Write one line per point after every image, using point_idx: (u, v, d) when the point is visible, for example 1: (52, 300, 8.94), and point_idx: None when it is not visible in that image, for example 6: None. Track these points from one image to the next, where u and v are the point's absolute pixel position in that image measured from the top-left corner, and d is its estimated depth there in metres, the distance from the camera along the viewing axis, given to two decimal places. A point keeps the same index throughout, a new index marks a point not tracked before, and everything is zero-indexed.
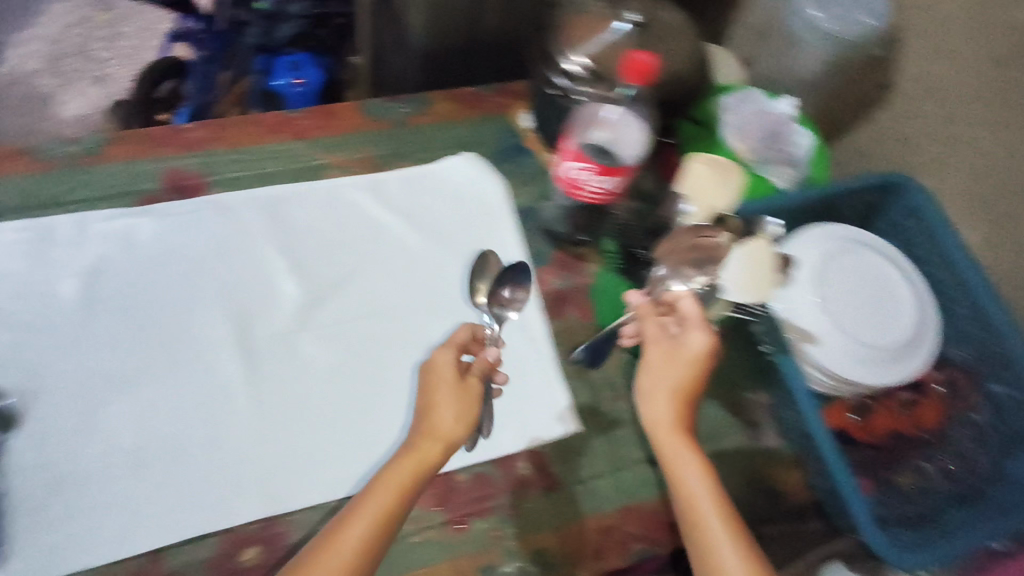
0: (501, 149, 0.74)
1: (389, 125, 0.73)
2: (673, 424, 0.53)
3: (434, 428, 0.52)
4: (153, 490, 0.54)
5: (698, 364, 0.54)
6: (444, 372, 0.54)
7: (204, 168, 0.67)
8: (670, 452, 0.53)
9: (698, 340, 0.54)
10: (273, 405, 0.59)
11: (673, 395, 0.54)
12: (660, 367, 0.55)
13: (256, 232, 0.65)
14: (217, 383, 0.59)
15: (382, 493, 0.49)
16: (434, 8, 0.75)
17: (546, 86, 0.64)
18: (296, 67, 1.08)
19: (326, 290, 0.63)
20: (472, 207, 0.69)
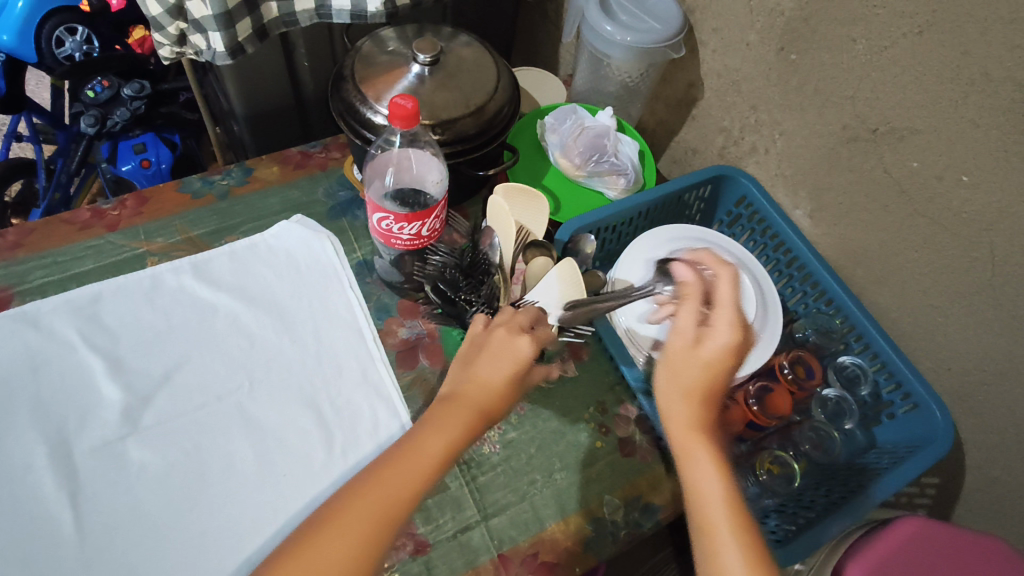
0: (336, 206, 0.73)
1: (210, 202, 0.71)
2: (691, 425, 0.48)
3: (470, 396, 0.48)
4: None
5: (722, 360, 0.49)
6: (511, 351, 0.49)
7: (11, 279, 0.63)
8: (689, 454, 0.47)
9: (723, 335, 0.49)
10: (100, 525, 0.52)
11: (694, 396, 0.48)
12: (675, 360, 0.50)
13: (72, 339, 0.60)
14: (34, 514, 0.52)
15: (407, 467, 0.44)
16: (245, 75, 0.74)
17: (355, 140, 0.62)
18: (142, 149, 1.03)
19: (154, 386, 0.59)
20: (308, 271, 0.68)
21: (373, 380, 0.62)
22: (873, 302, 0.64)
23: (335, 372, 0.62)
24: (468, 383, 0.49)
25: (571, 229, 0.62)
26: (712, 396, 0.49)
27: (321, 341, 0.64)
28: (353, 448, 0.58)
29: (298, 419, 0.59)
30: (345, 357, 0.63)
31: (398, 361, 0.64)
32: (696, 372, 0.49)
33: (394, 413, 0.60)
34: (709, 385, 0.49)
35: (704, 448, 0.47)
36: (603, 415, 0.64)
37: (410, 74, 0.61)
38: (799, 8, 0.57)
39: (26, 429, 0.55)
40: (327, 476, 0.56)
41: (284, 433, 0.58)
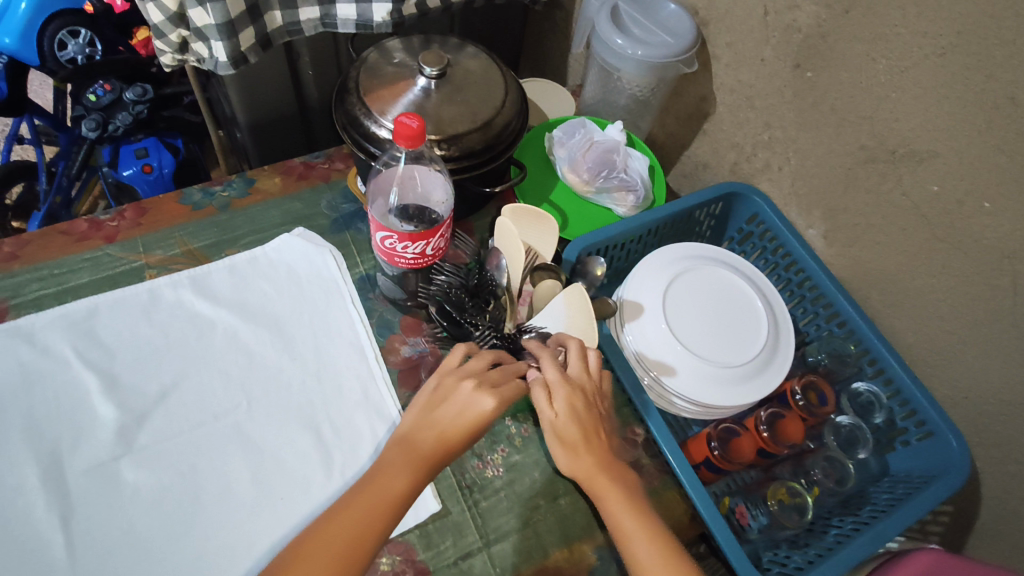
0: (338, 218, 0.72)
1: (211, 214, 0.70)
2: (585, 474, 0.48)
3: (419, 448, 0.47)
4: None
5: (576, 416, 0.48)
6: (469, 403, 0.48)
7: (5, 292, 0.62)
8: (599, 496, 0.48)
9: (557, 408, 0.48)
10: (90, 550, 0.50)
11: (579, 448, 0.48)
12: (547, 432, 0.49)
13: (66, 355, 0.59)
14: (23, 535, 0.50)
15: (339, 535, 0.43)
16: (247, 84, 0.72)
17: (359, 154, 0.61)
18: (144, 154, 1.02)
19: (150, 404, 0.58)
20: (309, 286, 0.67)
21: (375, 402, 0.61)
22: (887, 325, 0.62)
23: (336, 392, 0.61)
24: (427, 433, 0.48)
25: (578, 248, 0.61)
26: (593, 445, 0.49)
27: (320, 359, 0.62)
28: (354, 472, 0.57)
29: (296, 441, 0.58)
30: (346, 376, 0.62)
31: (401, 380, 0.63)
32: (568, 433, 0.48)
33: None
34: (586, 433, 0.48)
35: (608, 491, 0.48)
36: None
37: (416, 86, 0.60)
38: (817, 24, 0.56)
39: (18, 449, 0.54)
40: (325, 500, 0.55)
41: (282, 455, 0.57)
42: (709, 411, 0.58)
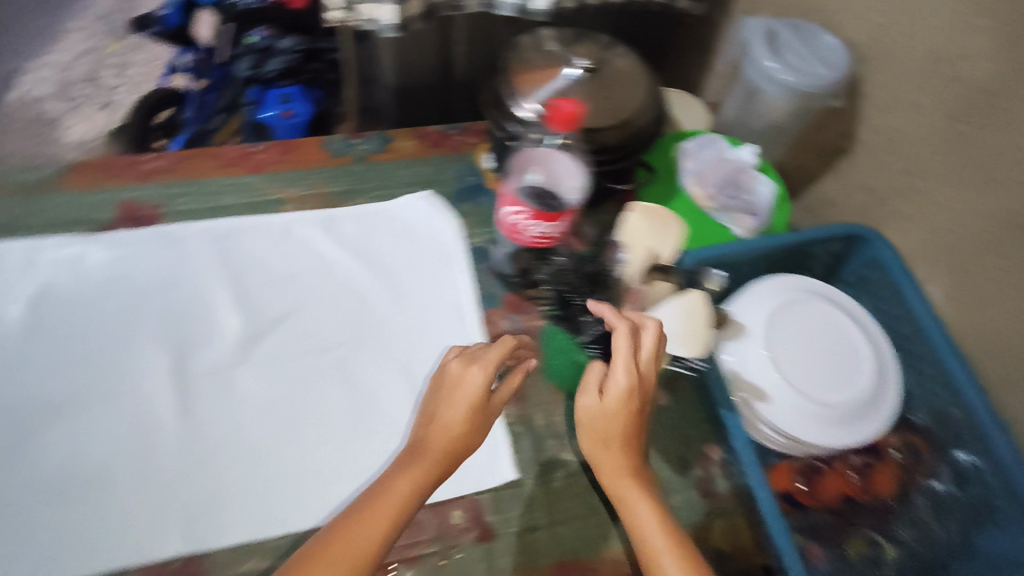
0: (460, 188, 0.74)
1: (348, 162, 0.74)
2: (616, 476, 0.51)
3: (436, 444, 0.52)
4: (76, 522, 0.52)
5: (628, 408, 0.51)
6: (471, 388, 0.54)
7: (162, 200, 0.68)
8: (626, 499, 0.50)
9: (614, 395, 0.51)
10: (204, 442, 0.57)
11: (615, 447, 0.52)
12: (592, 420, 0.52)
13: (203, 265, 0.64)
14: (150, 416, 0.57)
15: (386, 502, 0.48)
16: (400, 49, 0.77)
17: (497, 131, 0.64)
18: (286, 100, 1.10)
19: (269, 325, 0.63)
20: (425, 246, 0.70)
21: None
22: (998, 401, 0.59)
23: (435, 349, 0.64)
24: (445, 432, 0.52)
25: (698, 258, 0.62)
26: (629, 446, 0.52)
27: (425, 316, 0.66)
28: None
29: (392, 387, 0.62)
30: (447, 338, 0.65)
31: None
32: (614, 426, 0.51)
33: None
34: (626, 433, 0.52)
35: (636, 496, 0.50)
36: (687, 448, 0.62)
37: (564, 75, 0.62)
38: (986, 80, 0.54)
39: (155, 339, 0.60)
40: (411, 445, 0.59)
41: (378, 396, 0.61)
42: (790, 443, 0.57)
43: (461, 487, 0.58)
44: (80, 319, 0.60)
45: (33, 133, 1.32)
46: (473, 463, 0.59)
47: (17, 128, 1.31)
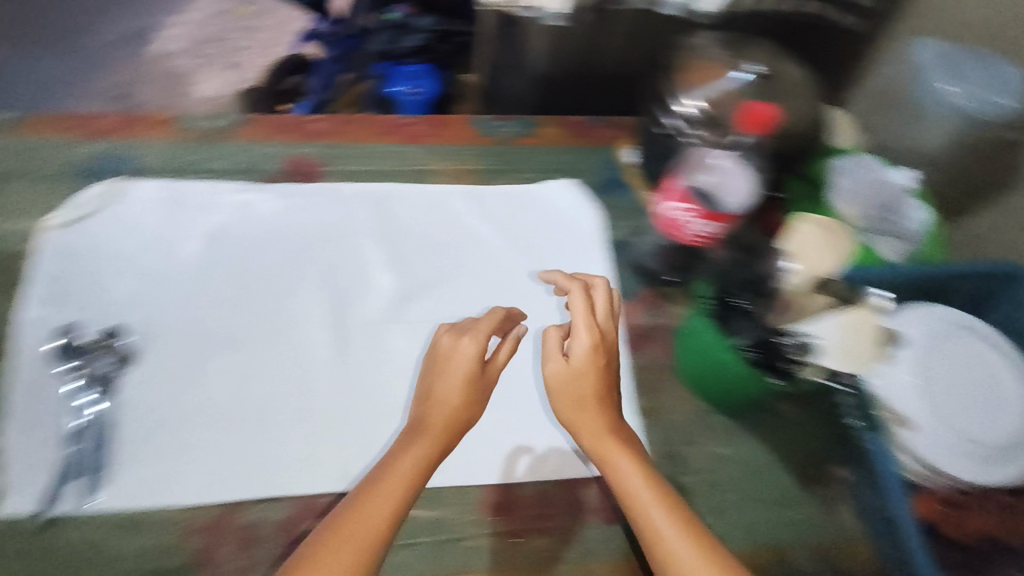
0: (601, 181, 0.76)
1: (496, 142, 0.76)
2: (596, 435, 0.54)
3: (436, 419, 0.53)
4: (242, 446, 0.57)
5: (597, 362, 0.56)
6: (465, 360, 0.55)
7: (324, 157, 0.72)
8: (609, 458, 0.53)
9: (577, 350, 0.56)
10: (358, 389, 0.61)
11: (588, 405, 0.55)
12: (564, 379, 0.56)
13: (361, 223, 0.68)
14: (310, 359, 0.61)
15: (393, 473, 0.50)
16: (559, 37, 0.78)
17: (654, 126, 0.70)
18: (414, 77, 1.13)
19: (418, 289, 0.66)
20: (567, 232, 0.72)
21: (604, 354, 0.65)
22: None
23: None
24: (441, 407, 0.54)
25: (863, 275, 0.60)
26: (607, 402, 0.55)
27: (565, 299, 0.67)
28: None
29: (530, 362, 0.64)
30: None
31: (631, 343, 0.67)
32: (586, 385, 0.55)
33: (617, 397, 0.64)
34: (599, 389, 0.55)
35: (616, 449, 0.54)
36: (819, 467, 0.63)
37: (731, 77, 0.66)
38: None
39: (316, 289, 0.64)
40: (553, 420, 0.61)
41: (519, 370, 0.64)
42: (932, 478, 0.55)
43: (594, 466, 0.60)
44: (251, 260, 0.65)
45: (167, 85, 1.39)
46: None
47: (153, 79, 1.38)
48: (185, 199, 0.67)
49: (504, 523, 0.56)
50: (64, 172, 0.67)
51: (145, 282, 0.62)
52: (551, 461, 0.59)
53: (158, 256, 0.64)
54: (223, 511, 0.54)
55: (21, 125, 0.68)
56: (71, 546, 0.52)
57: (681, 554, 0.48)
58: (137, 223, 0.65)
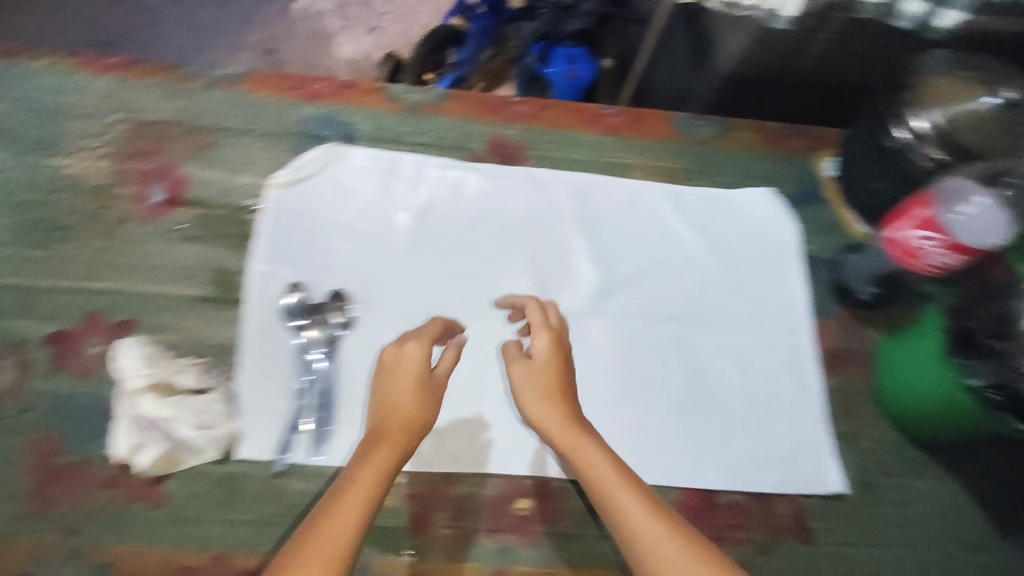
0: (800, 193, 0.75)
1: (694, 142, 0.76)
2: (559, 425, 0.52)
3: (400, 416, 0.51)
4: (452, 420, 0.59)
5: (555, 356, 0.56)
6: (412, 364, 0.54)
7: (526, 140, 0.73)
8: (574, 448, 0.51)
9: (539, 346, 0.56)
10: None
11: (551, 397, 0.54)
12: (526, 376, 0.55)
13: (565, 213, 0.68)
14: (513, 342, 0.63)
15: (369, 467, 0.47)
16: (767, 31, 0.79)
17: (880, 137, 0.65)
18: (572, 60, 1.13)
19: (618, 284, 0.67)
20: (764, 244, 0.71)
21: (801, 370, 0.66)
22: None
23: (769, 344, 0.67)
24: (399, 405, 0.52)
25: None
26: (566, 394, 0.54)
27: (763, 312, 0.68)
28: (770, 419, 0.64)
29: (728, 371, 0.65)
30: (783, 337, 0.67)
31: (824, 363, 0.68)
32: (545, 377, 0.55)
33: (813, 416, 0.64)
34: (556, 381, 0.55)
35: (582, 439, 0.51)
36: (1013, 512, 0.63)
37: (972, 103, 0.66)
38: None
39: (522, 274, 0.66)
40: (743, 432, 0.63)
41: (712, 377, 0.65)
42: None
43: (786, 482, 0.62)
44: (460, 238, 0.66)
45: (312, 44, 1.41)
46: (798, 462, 0.62)
47: (298, 37, 1.41)
48: (398, 169, 0.68)
49: (701, 529, 0.59)
50: (279, 134, 0.68)
51: (358, 248, 0.64)
52: (745, 472, 0.62)
53: (373, 224, 0.65)
54: (439, 482, 0.57)
55: (240, 82, 0.69)
56: (295, 496, 0.55)
57: (650, 536, 0.45)
58: (354, 190, 0.66)
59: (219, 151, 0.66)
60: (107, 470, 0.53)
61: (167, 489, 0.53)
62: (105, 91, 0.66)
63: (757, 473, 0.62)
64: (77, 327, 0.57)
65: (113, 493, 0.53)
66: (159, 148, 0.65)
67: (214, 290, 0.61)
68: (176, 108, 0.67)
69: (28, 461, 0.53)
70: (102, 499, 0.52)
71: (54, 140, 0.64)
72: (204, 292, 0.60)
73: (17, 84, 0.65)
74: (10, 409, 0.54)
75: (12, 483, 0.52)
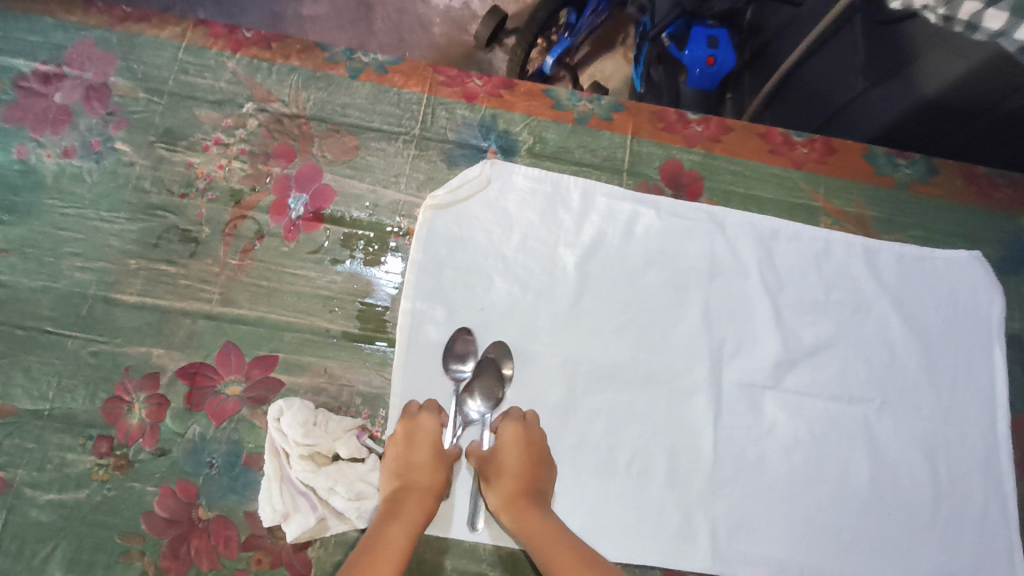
0: (1005, 258, 0.66)
1: (891, 185, 0.66)
2: (510, 502, 0.48)
3: (420, 483, 0.47)
4: (617, 499, 0.53)
5: (521, 444, 0.50)
6: (432, 434, 0.49)
7: (703, 168, 0.64)
8: (523, 523, 0.47)
9: (506, 429, 0.51)
10: (732, 459, 0.55)
11: (506, 478, 0.49)
12: (482, 467, 0.50)
13: (748, 265, 0.61)
14: (683, 410, 0.56)
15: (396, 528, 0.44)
16: (990, 64, 0.67)
17: None
18: (712, 44, 1.00)
19: (801, 355, 0.59)
20: (964, 316, 0.62)
21: (997, 472, 0.58)
22: None
23: (962, 438, 0.59)
24: (419, 471, 0.48)
25: None
26: (527, 475, 0.49)
27: (956, 401, 0.60)
28: (955, 527, 0.56)
29: (915, 467, 0.57)
30: (976, 432, 0.59)
31: (1016, 464, 0.60)
32: (510, 457, 0.49)
33: (1005, 525, 0.57)
34: (518, 466, 0.49)
35: (533, 512, 0.47)
36: None
37: None
38: None
39: (697, 333, 0.58)
40: (927, 539, 0.56)
41: (898, 472, 0.57)
42: None
43: None
44: (627, 289, 0.58)
45: None
46: None
47: None
48: (564, 197, 0.60)
49: None
50: (429, 142, 0.59)
51: (515, 287, 0.56)
52: None
53: (536, 261, 0.57)
54: None
55: (386, 73, 0.61)
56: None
57: None
58: (515, 216, 0.58)
59: (364, 157, 0.58)
60: (247, 530, 0.48)
61: (311, 555, 0.48)
62: (238, 75, 0.58)
63: None
64: (212, 360, 0.51)
65: (253, 556, 0.47)
66: (300, 151, 0.57)
67: (357, 326, 0.54)
68: (314, 100, 0.59)
69: (161, 513, 0.47)
70: (240, 562, 0.47)
71: (183, 131, 0.56)
72: (347, 329, 0.53)
73: (142, 59, 0.57)
74: (145, 451, 0.49)
75: (146, 535, 0.47)
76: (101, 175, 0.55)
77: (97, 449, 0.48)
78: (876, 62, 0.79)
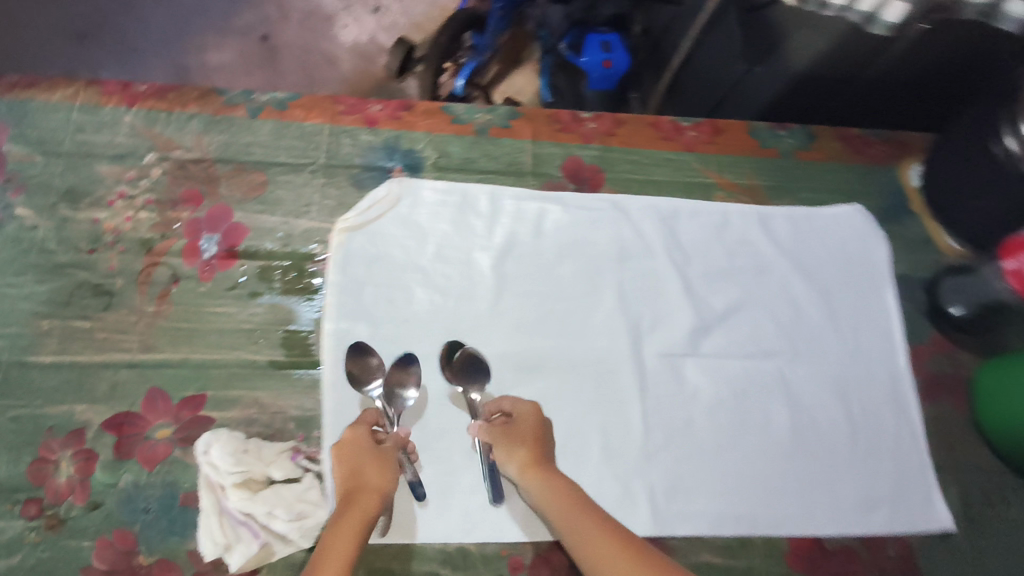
0: (887, 207, 0.71)
1: (777, 155, 0.72)
2: (535, 464, 0.51)
3: (366, 486, 0.47)
4: None
5: (540, 418, 0.54)
6: (364, 439, 0.50)
7: (601, 162, 0.67)
8: (549, 482, 0.49)
9: (521, 404, 0.54)
10: (661, 426, 0.58)
11: (529, 444, 0.52)
12: (506, 432, 0.52)
13: (653, 244, 0.64)
14: (610, 387, 0.59)
15: (340, 532, 0.44)
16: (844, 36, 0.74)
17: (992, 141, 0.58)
18: (606, 48, 1.05)
19: (713, 321, 0.63)
20: (856, 263, 0.67)
21: (902, 401, 0.63)
22: None
23: (868, 375, 0.63)
24: (363, 477, 0.48)
25: None
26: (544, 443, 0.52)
27: (858, 342, 0.64)
28: (872, 457, 0.60)
29: (830, 408, 0.61)
30: (880, 368, 0.64)
31: (919, 391, 0.64)
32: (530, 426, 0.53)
33: (915, 448, 0.61)
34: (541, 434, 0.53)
35: (552, 474, 0.50)
36: None
37: None
38: None
39: (614, 313, 0.61)
40: (848, 472, 0.59)
41: (816, 415, 0.61)
42: None
43: (895, 521, 0.58)
44: (543, 282, 0.61)
45: None
46: (905, 499, 0.59)
47: None
48: (473, 203, 0.62)
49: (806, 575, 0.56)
50: (336, 169, 0.62)
51: (435, 294, 0.58)
52: (853, 516, 0.58)
53: (453, 267, 0.60)
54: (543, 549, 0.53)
55: (286, 109, 0.63)
56: None
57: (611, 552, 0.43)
58: (428, 228, 0.60)
59: (272, 191, 0.60)
60: (191, 569, 0.48)
61: None
62: (136, 128, 0.59)
63: (866, 516, 0.58)
64: (138, 408, 0.51)
65: None
66: (207, 192, 0.59)
67: (283, 353, 0.55)
68: (217, 143, 0.60)
69: (99, 566, 0.47)
70: None
71: (85, 188, 0.57)
72: (273, 357, 0.54)
73: (35, 123, 0.58)
74: (77, 507, 0.48)
75: None
76: (3, 242, 0.55)
77: (27, 513, 0.48)
78: (750, 45, 0.85)
